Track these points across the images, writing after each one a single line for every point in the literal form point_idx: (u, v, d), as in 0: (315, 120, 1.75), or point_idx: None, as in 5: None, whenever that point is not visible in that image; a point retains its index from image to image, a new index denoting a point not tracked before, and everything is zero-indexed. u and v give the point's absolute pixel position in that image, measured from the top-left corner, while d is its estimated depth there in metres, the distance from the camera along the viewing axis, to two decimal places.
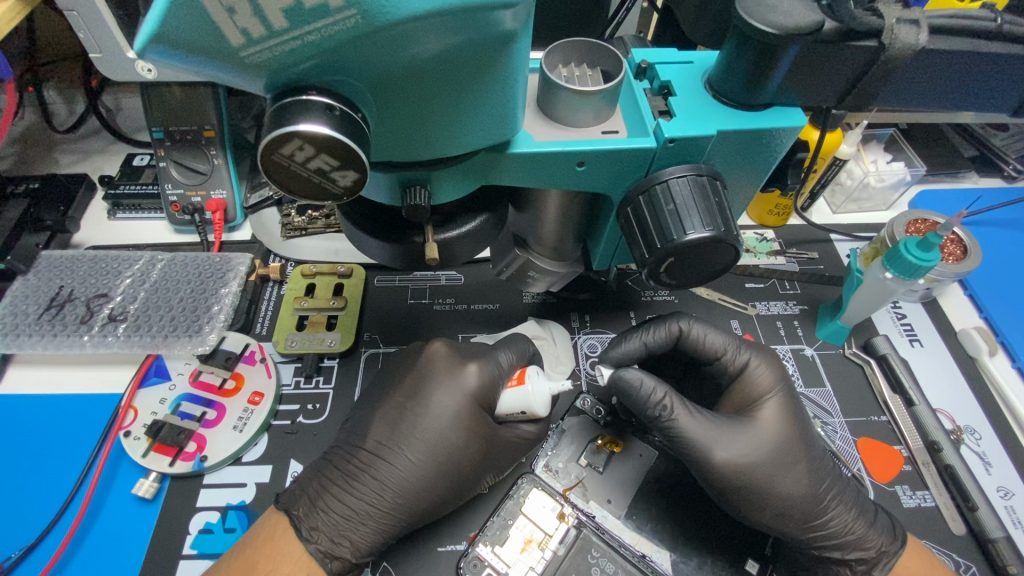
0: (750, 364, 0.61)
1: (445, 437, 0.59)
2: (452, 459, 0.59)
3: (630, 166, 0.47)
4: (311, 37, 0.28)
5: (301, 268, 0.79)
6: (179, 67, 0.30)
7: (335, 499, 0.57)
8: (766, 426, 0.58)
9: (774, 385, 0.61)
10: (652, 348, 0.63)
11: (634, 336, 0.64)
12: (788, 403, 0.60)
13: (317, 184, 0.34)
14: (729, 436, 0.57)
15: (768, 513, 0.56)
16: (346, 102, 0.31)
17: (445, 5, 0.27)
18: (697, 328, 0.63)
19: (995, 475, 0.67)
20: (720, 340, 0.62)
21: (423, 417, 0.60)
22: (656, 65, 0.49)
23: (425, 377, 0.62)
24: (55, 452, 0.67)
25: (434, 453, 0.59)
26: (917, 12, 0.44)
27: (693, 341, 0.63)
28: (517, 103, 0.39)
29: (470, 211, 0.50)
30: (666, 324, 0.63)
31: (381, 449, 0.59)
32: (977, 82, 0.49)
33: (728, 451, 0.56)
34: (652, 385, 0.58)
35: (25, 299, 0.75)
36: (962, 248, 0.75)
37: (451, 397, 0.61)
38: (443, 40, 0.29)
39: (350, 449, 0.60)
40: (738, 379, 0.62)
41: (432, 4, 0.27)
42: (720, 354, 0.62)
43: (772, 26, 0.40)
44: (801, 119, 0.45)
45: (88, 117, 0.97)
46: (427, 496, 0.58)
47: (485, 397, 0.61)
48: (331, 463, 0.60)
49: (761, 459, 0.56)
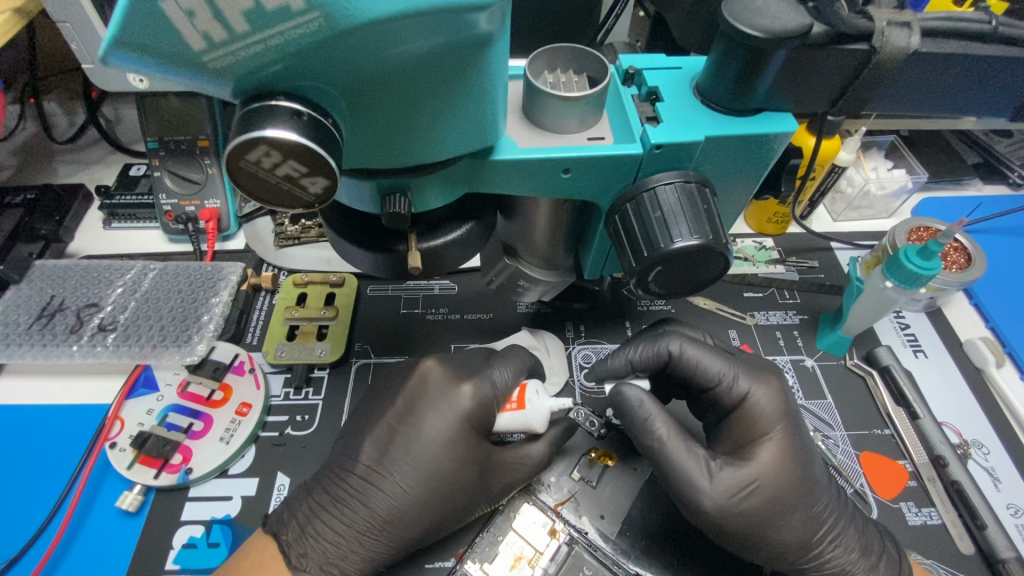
0: (752, 395, 0.58)
1: (436, 462, 0.57)
2: (442, 480, 0.57)
3: (616, 174, 0.46)
4: (275, 40, 0.27)
5: (293, 277, 0.78)
6: (146, 73, 0.29)
7: (325, 525, 0.56)
8: (765, 468, 0.55)
9: (774, 421, 0.57)
10: (638, 366, 0.61)
11: (622, 353, 0.63)
12: (789, 440, 0.56)
13: (288, 191, 0.33)
14: (724, 480, 0.54)
15: (759, 556, 0.55)
16: (315, 108, 0.31)
17: (420, 4, 0.27)
18: (691, 351, 0.60)
19: (1004, 492, 0.65)
20: (718, 366, 0.59)
21: (414, 438, 0.58)
22: (644, 71, 0.48)
23: (413, 394, 0.60)
24: (41, 462, 0.67)
25: (427, 476, 0.57)
26: (910, 14, 0.42)
27: (686, 365, 0.60)
28: (496, 109, 0.38)
29: (456, 218, 0.49)
30: (658, 344, 0.61)
31: (370, 472, 0.57)
32: (977, 88, 0.47)
33: (722, 496, 0.53)
34: (652, 410, 0.56)
35: (17, 309, 0.74)
36: (966, 256, 0.74)
37: (442, 419, 0.58)
38: (421, 43, 0.29)
39: (339, 473, 0.58)
40: (738, 411, 0.58)
41: (408, 4, 0.26)
42: (717, 381, 0.59)
43: (760, 30, 0.39)
44: (791, 124, 0.44)
45: (88, 127, 0.98)
46: (416, 523, 0.56)
47: (476, 417, 0.59)
48: (316, 489, 0.58)
49: (757, 504, 0.54)
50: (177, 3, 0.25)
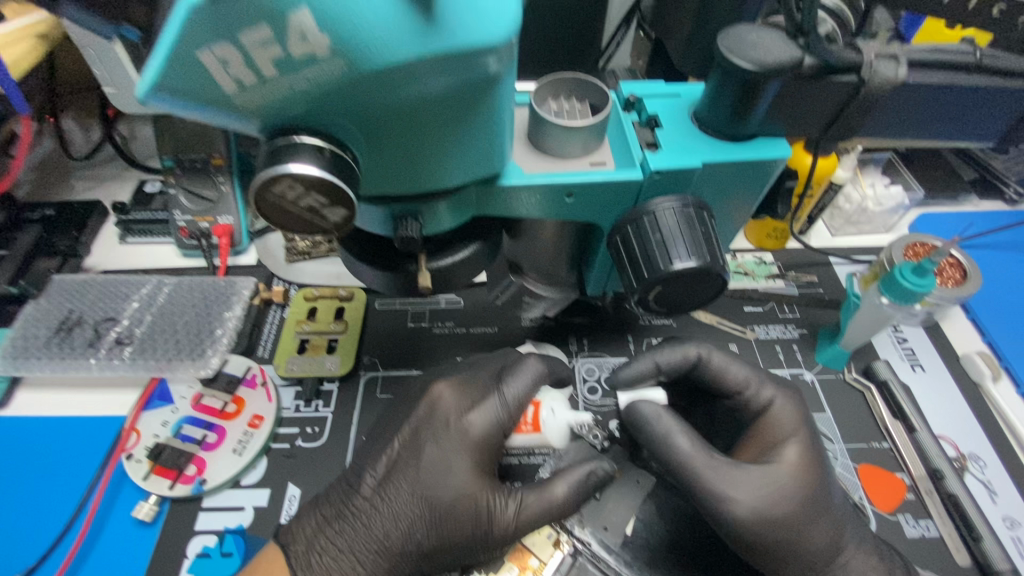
0: (773, 403, 0.60)
1: (433, 491, 0.56)
2: (439, 513, 0.56)
3: (617, 198, 0.48)
4: (302, 84, 0.29)
5: (303, 292, 0.80)
6: (179, 112, 0.31)
7: (329, 541, 0.57)
8: (794, 475, 0.56)
9: (796, 427, 0.59)
10: (664, 369, 0.62)
11: (647, 356, 0.63)
12: (811, 446, 0.58)
13: (309, 220, 0.35)
14: (752, 488, 0.54)
15: (793, 567, 0.55)
16: (336, 143, 0.33)
17: (441, 49, 0.28)
18: (718, 358, 0.62)
19: (1000, 504, 0.66)
20: (742, 373, 0.61)
21: (414, 464, 0.57)
22: (644, 98, 0.50)
23: (412, 423, 0.59)
24: (58, 473, 0.69)
25: (427, 507, 0.56)
26: (896, 47, 0.45)
27: (714, 370, 0.62)
28: (504, 137, 0.40)
29: (464, 239, 0.51)
30: (685, 349, 0.62)
31: (376, 492, 0.57)
32: (963, 117, 0.49)
33: (752, 505, 0.54)
34: (670, 425, 0.57)
35: (36, 323, 0.77)
36: (961, 272, 0.75)
37: (443, 447, 0.57)
38: (443, 81, 0.31)
39: (348, 486, 0.59)
40: (760, 417, 0.60)
41: (430, 50, 0.28)
42: (742, 388, 0.61)
43: (754, 63, 0.41)
44: (785, 149, 0.46)
45: (104, 144, 1.00)
46: (414, 548, 0.56)
47: (483, 449, 0.58)
48: (324, 503, 0.59)
49: (786, 513, 0.54)
50: (212, 52, 0.27)
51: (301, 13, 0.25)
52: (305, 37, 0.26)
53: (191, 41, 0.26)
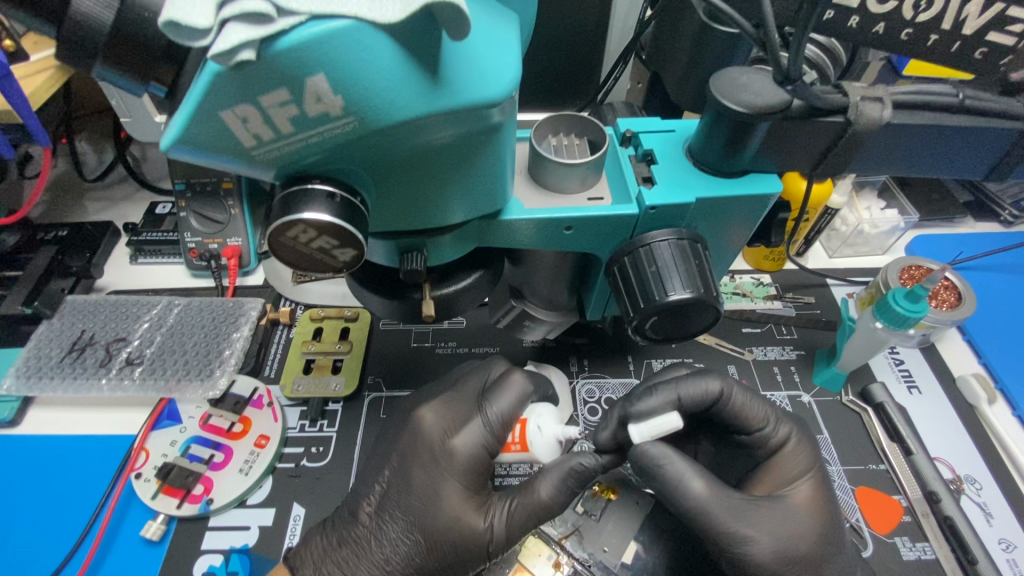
0: (787, 442, 0.61)
1: (431, 519, 0.57)
2: (432, 539, 0.57)
3: (615, 230, 0.50)
4: (316, 138, 0.31)
5: (310, 312, 0.82)
6: (199, 162, 0.33)
7: (338, 569, 0.57)
8: (809, 512, 0.57)
9: (809, 466, 0.60)
10: (687, 403, 0.59)
11: (669, 387, 0.60)
12: (820, 481, 0.60)
13: (319, 259, 0.37)
14: (772, 528, 0.55)
15: None
16: (347, 188, 0.35)
17: (446, 105, 0.30)
18: (741, 396, 0.60)
19: (996, 527, 0.67)
20: (763, 410, 0.61)
21: (404, 492, 0.58)
22: (640, 134, 0.52)
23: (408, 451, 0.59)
24: (69, 491, 0.70)
25: (421, 535, 0.57)
26: (882, 89, 0.46)
27: (735, 408, 0.60)
28: (505, 176, 0.42)
29: (467, 268, 0.53)
30: (709, 382, 0.60)
31: (375, 519, 0.59)
32: (949, 154, 0.50)
33: (773, 545, 0.54)
34: (683, 470, 0.56)
35: (49, 343, 0.79)
36: (956, 295, 0.77)
37: (429, 473, 0.58)
38: (446, 131, 0.33)
39: (354, 513, 0.59)
40: (774, 456, 0.61)
41: (435, 107, 0.30)
42: (761, 426, 0.61)
43: (743, 105, 0.43)
44: (777, 186, 0.48)
45: (116, 166, 1.03)
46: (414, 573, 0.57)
47: (470, 474, 0.59)
48: (330, 529, 0.60)
49: (806, 550, 0.55)
50: (234, 112, 0.29)
51: (317, 79, 0.27)
52: (320, 99, 0.28)
53: (215, 103, 0.28)
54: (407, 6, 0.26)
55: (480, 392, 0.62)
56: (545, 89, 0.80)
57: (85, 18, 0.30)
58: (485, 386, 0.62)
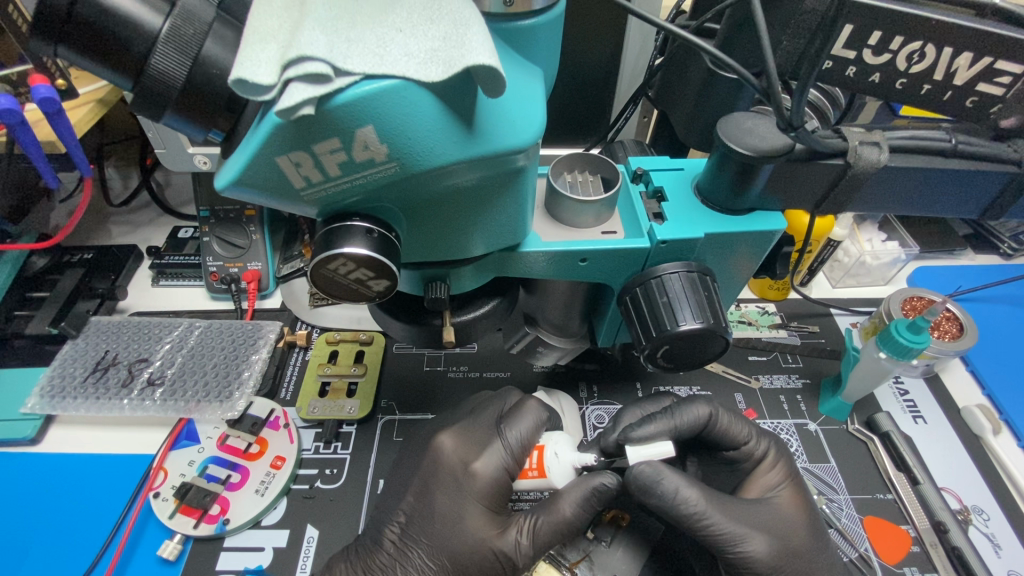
0: (767, 455, 0.63)
1: (449, 540, 0.59)
2: (457, 563, 0.58)
3: (628, 262, 0.52)
4: (360, 181, 0.34)
5: (325, 336, 0.85)
6: (249, 201, 0.35)
7: None
8: (800, 519, 0.59)
9: (787, 473, 0.62)
10: (682, 431, 0.61)
11: (664, 418, 0.61)
12: (799, 486, 0.61)
13: (356, 289, 0.40)
14: (763, 531, 0.57)
15: None
16: (383, 225, 0.38)
17: (477, 153, 0.33)
18: (725, 416, 0.62)
19: (1004, 558, 0.67)
20: (745, 429, 0.63)
21: (427, 517, 0.60)
22: (650, 172, 0.55)
23: (430, 474, 0.61)
24: (89, 509, 0.71)
25: (446, 559, 0.58)
26: (879, 135, 0.50)
27: (721, 429, 0.62)
28: (526, 213, 0.44)
29: (485, 295, 0.56)
30: (697, 408, 0.62)
31: (399, 547, 0.59)
32: (945, 194, 0.53)
33: (765, 543, 0.56)
34: (677, 482, 0.57)
35: (73, 363, 0.81)
36: (957, 325, 0.78)
37: (454, 499, 0.60)
38: (475, 174, 0.36)
39: (374, 539, 0.60)
40: (758, 465, 0.63)
41: (468, 154, 0.33)
42: (745, 442, 0.63)
43: (748, 148, 0.46)
44: (778, 221, 0.51)
45: (141, 192, 1.07)
46: None
47: (491, 497, 0.60)
48: (354, 555, 0.60)
49: (800, 553, 0.57)
50: (289, 158, 0.32)
51: (366, 129, 0.30)
52: (367, 147, 0.31)
53: (272, 150, 0.31)
54: (448, 69, 0.29)
55: (497, 419, 0.64)
56: (558, 126, 0.83)
57: (163, 75, 0.34)
58: (502, 414, 0.64)
